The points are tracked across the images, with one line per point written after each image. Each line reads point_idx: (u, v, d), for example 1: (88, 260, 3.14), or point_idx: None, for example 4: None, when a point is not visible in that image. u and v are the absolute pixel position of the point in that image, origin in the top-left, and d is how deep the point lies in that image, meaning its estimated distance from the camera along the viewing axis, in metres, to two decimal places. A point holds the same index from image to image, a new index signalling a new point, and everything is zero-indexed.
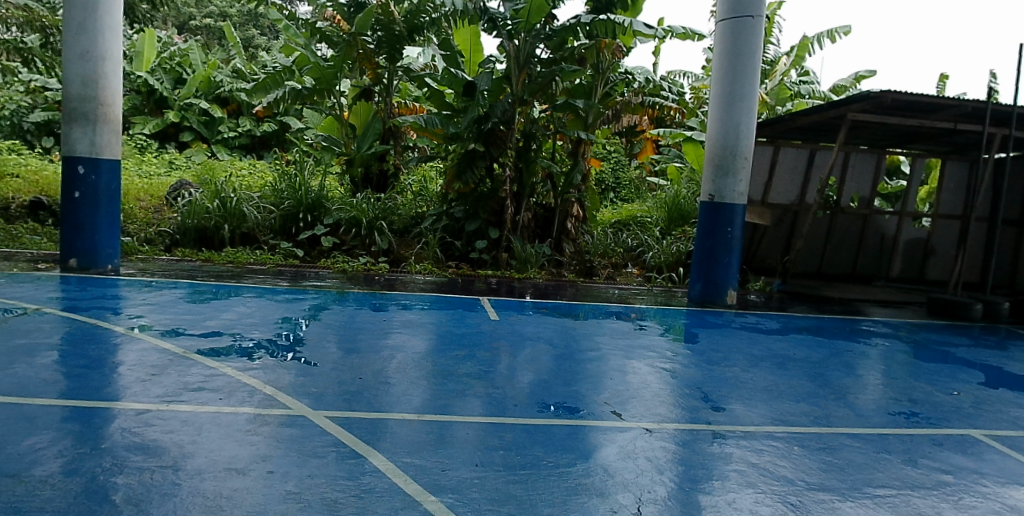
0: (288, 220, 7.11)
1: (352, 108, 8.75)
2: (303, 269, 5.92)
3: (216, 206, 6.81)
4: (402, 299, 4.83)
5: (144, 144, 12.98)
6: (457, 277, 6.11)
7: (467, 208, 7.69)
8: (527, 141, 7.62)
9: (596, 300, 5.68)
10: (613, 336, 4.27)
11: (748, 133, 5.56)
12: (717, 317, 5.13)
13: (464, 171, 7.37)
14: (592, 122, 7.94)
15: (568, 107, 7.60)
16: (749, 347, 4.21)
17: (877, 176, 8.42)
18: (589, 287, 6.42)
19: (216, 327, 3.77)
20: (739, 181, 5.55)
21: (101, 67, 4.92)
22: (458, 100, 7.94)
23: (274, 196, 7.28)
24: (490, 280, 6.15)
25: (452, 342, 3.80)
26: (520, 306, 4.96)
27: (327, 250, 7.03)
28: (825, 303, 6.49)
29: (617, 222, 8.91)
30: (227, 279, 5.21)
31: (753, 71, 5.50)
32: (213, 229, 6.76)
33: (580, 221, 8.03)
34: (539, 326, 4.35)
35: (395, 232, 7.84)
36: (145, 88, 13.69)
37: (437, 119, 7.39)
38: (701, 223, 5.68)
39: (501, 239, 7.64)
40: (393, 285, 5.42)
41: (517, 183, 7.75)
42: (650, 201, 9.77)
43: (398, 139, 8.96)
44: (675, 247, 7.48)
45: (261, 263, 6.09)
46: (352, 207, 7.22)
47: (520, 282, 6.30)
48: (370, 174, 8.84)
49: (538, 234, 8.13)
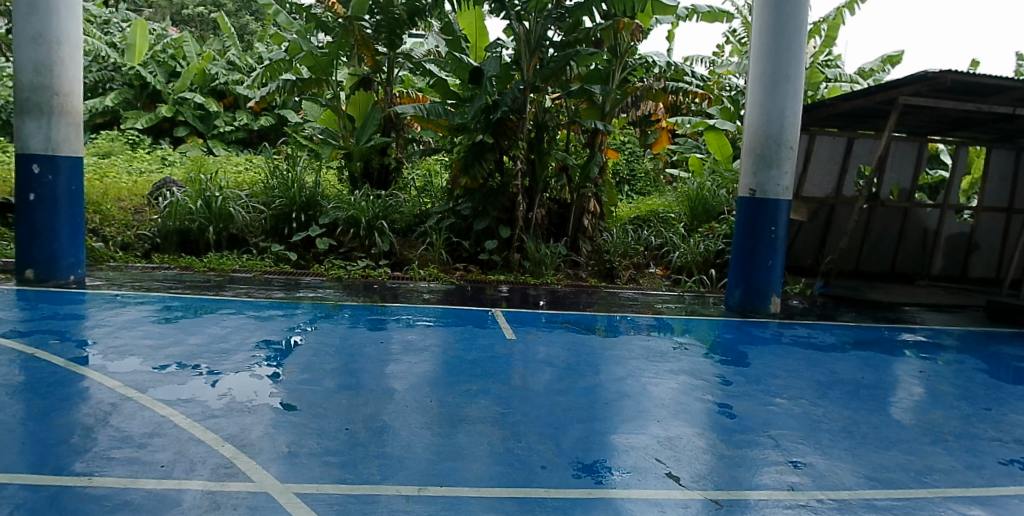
0: (280, 220, 6.52)
1: (349, 98, 8.02)
2: (293, 277, 5.32)
3: (200, 207, 6.15)
4: (402, 313, 4.21)
5: (136, 139, 12.38)
6: (466, 283, 5.51)
7: (475, 205, 7.05)
8: (540, 131, 7.05)
9: (621, 309, 5.05)
10: (650, 357, 3.64)
11: (794, 118, 4.90)
12: (763, 331, 4.48)
13: (471, 165, 6.73)
14: (610, 111, 7.35)
15: (584, 92, 6.95)
16: (810, 373, 3.57)
17: (919, 166, 7.74)
18: (613, 292, 5.80)
19: (181, 354, 3.17)
20: (784, 173, 4.89)
21: (57, 52, 4.33)
22: (465, 88, 7.30)
23: (264, 194, 6.68)
24: (502, 286, 5.55)
25: (461, 370, 3.17)
26: (540, 320, 4.33)
27: (322, 254, 6.43)
28: (874, 309, 5.83)
29: (637, 218, 8.29)
30: (206, 291, 4.61)
31: (798, 49, 4.84)
32: (197, 232, 6.14)
33: (597, 217, 7.48)
34: (563, 347, 3.72)
35: (398, 232, 7.22)
36: (138, 81, 13.10)
37: (440, 109, 6.74)
38: (739, 221, 5.04)
39: (512, 238, 7.01)
40: (395, 295, 4.80)
41: (529, 177, 7.12)
42: (672, 195, 9.11)
43: (399, 131, 8.36)
44: (703, 246, 6.83)
45: (247, 270, 5.49)
46: (351, 206, 6.62)
47: (536, 287, 5.69)
48: (371, 168, 8.19)
49: (552, 233, 7.52)
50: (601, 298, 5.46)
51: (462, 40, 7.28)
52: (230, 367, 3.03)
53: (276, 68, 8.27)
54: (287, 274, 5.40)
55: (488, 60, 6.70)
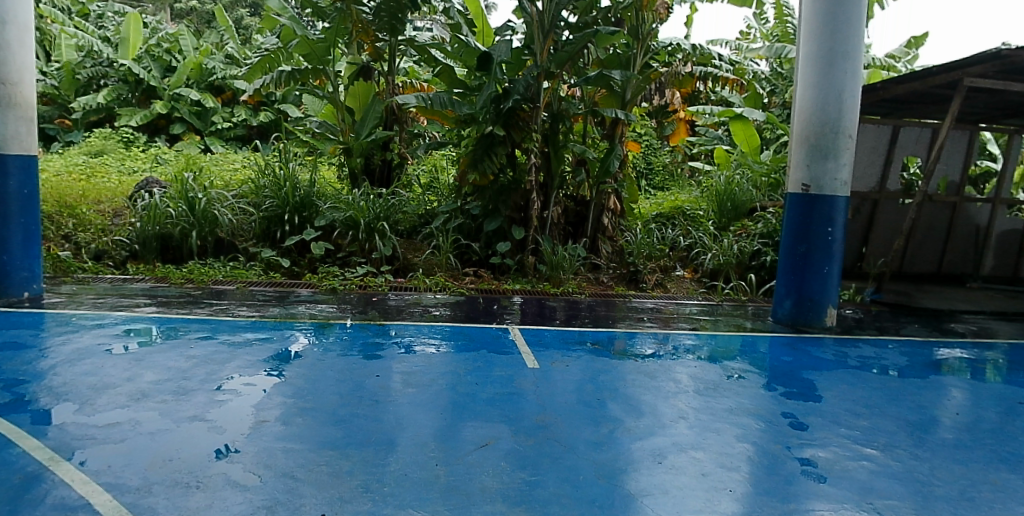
0: (272, 222, 5.93)
1: (349, 88, 7.45)
2: (282, 288, 4.73)
3: (181, 210, 5.56)
4: (404, 334, 3.60)
5: (131, 137, 11.78)
6: (477, 292, 4.92)
7: (485, 204, 6.43)
8: (555, 122, 6.44)
9: (655, 323, 4.42)
10: (702, 390, 3.00)
11: (854, 102, 4.27)
12: (825, 352, 3.84)
13: (479, 160, 6.09)
14: (631, 99, 6.73)
15: (603, 78, 6.31)
16: (897, 413, 2.94)
17: (970, 157, 7.06)
18: (642, 300, 5.19)
19: (129, 395, 2.57)
20: (842, 166, 4.29)
21: (3, 35, 3.77)
22: (473, 77, 6.71)
23: (254, 194, 6.10)
24: (517, 295, 4.97)
25: (472, 412, 2.56)
26: (564, 341, 3.71)
27: (318, 260, 5.85)
28: (936, 319, 5.17)
29: (660, 216, 7.68)
30: (181, 306, 4.02)
31: (858, 21, 4.20)
32: (179, 238, 5.55)
33: (617, 215, 6.92)
34: (596, 375, 3.10)
35: (402, 234, 6.64)
36: (132, 77, 12.54)
37: (446, 98, 6.13)
38: (790, 221, 4.44)
39: (526, 240, 6.41)
40: (397, 310, 4.19)
41: (542, 171, 6.51)
42: (697, 191, 8.47)
43: (402, 123, 7.78)
44: (736, 247, 6.21)
45: (231, 279, 4.91)
46: (348, 206, 6.04)
47: (556, 296, 5.10)
48: (372, 164, 7.60)
49: (570, 233, 6.93)
50: (630, 309, 4.84)
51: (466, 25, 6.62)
52: (187, 414, 2.43)
53: (270, 59, 7.71)
54: (278, 284, 4.85)
55: (497, 45, 6.07)
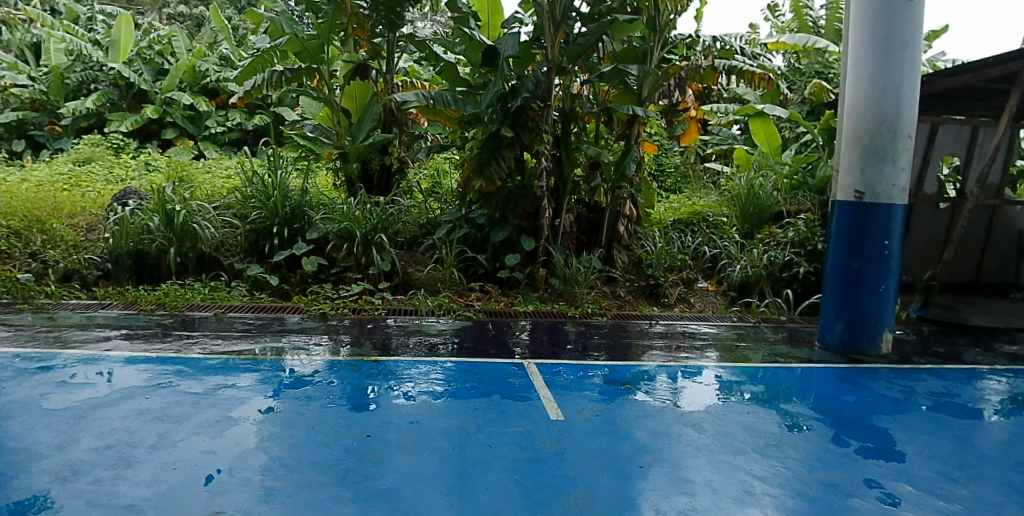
0: (260, 235, 5.43)
1: (345, 89, 6.93)
2: (267, 311, 4.24)
3: (159, 223, 5.05)
4: (405, 373, 3.10)
5: (121, 143, 11.23)
6: (485, 313, 4.43)
7: (492, 213, 5.91)
8: (567, 123, 5.93)
9: (686, 350, 3.90)
10: (763, 450, 2.50)
11: (913, 96, 3.76)
12: (889, 390, 3.33)
13: (485, 163, 5.56)
14: (648, 96, 6.23)
15: (618, 74, 5.81)
16: (999, 475, 2.43)
17: (1012, 157, 6.52)
18: (667, 320, 4.67)
19: (57, 473, 2.08)
20: (900, 169, 3.79)
21: None
22: (477, 74, 6.21)
23: (241, 203, 5.57)
24: (528, 316, 4.47)
25: (488, 490, 2.05)
26: (589, 379, 3.20)
27: (310, 276, 5.37)
28: (994, 338, 4.66)
29: (678, 222, 7.17)
30: (149, 340, 3.52)
31: (918, 2, 3.68)
32: (156, 255, 5.04)
33: (633, 222, 6.44)
34: (634, 429, 2.60)
35: (402, 246, 6.13)
36: (122, 81, 12.05)
37: (451, 96, 5.63)
38: (840, 233, 3.95)
39: (537, 251, 5.92)
40: (395, 340, 3.68)
41: (553, 176, 6.01)
42: (717, 194, 7.94)
43: (402, 125, 7.29)
44: (766, 257, 5.76)
45: (209, 302, 4.41)
46: (343, 216, 5.55)
47: (575, 317, 4.60)
48: (369, 170, 7.09)
49: (582, 242, 6.44)
50: (656, 333, 4.32)
51: (472, 17, 6.16)
52: (125, 502, 1.93)
53: (263, 61, 7.21)
54: (262, 307, 4.36)
55: (503, 38, 5.56)
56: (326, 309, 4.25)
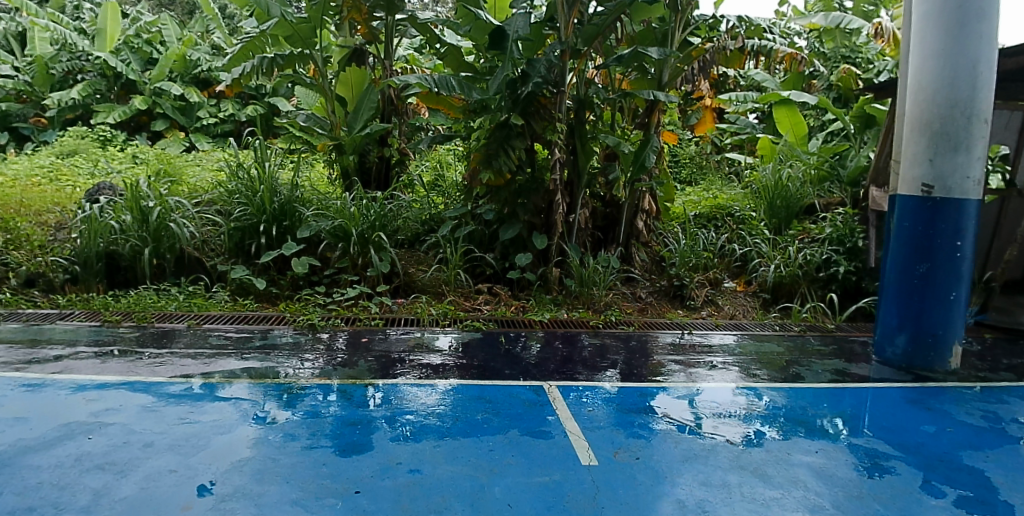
0: (246, 235, 4.95)
1: (340, 76, 6.42)
2: (248, 322, 3.74)
3: (132, 222, 4.56)
4: (402, 402, 2.60)
5: (108, 135, 10.70)
6: (496, 322, 3.93)
7: (500, 208, 5.42)
8: (581, 110, 5.41)
9: (727, 365, 3.41)
10: (845, 506, 1.99)
11: (990, 75, 3.24)
12: (971, 416, 2.83)
13: (493, 155, 5.04)
14: (669, 81, 5.72)
15: (637, 56, 5.31)
16: None
17: None
18: (698, 326, 4.19)
19: None
20: (975, 160, 3.27)
21: None
22: (484, 58, 5.68)
23: (225, 199, 5.09)
24: (544, 324, 3.98)
25: None
26: (621, 407, 2.70)
27: (301, 278, 4.88)
28: None
29: (699, 216, 6.67)
30: (106, 359, 3.02)
31: None
32: (130, 257, 4.55)
33: (652, 217, 5.97)
34: (682, 479, 2.09)
35: (402, 244, 5.63)
36: (110, 71, 11.53)
37: (456, 81, 5.12)
38: (901, 232, 3.44)
39: (549, 249, 5.42)
40: (394, 357, 3.18)
41: (566, 168, 5.50)
42: (739, 187, 7.43)
43: (401, 114, 6.79)
44: (803, 256, 5.31)
45: (183, 311, 3.90)
46: (337, 213, 5.07)
47: (598, 324, 4.10)
48: (367, 163, 6.57)
49: (599, 239, 5.95)
50: (690, 342, 3.82)
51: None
52: None
53: (252, 47, 6.74)
54: (243, 316, 3.86)
55: (513, 18, 5.03)
56: (315, 319, 3.75)
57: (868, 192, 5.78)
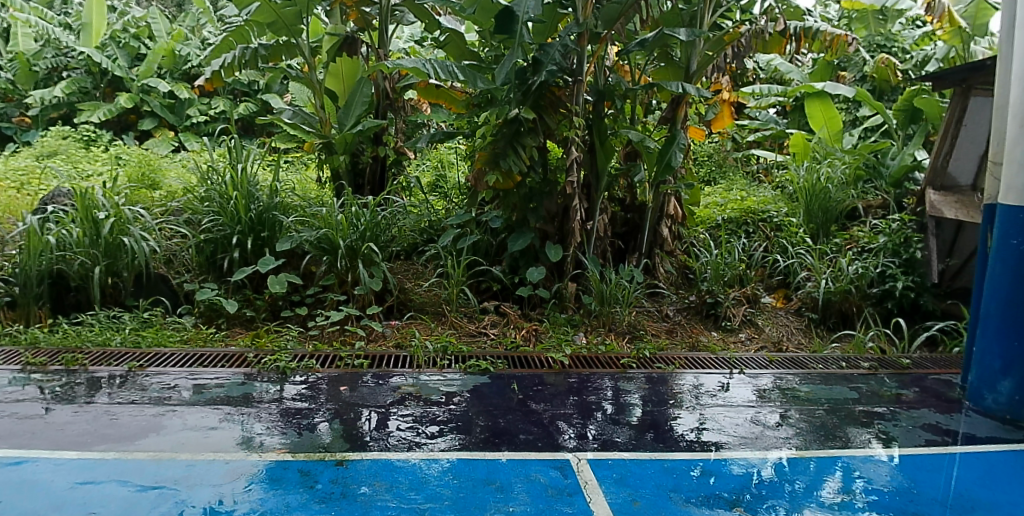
0: (218, 248, 4.33)
1: (329, 66, 5.73)
2: (205, 362, 3.10)
3: (81, 236, 3.92)
4: (386, 493, 1.97)
5: (93, 135, 10.05)
6: (506, 360, 3.26)
7: (508, 215, 4.78)
8: (600, 102, 4.75)
9: (792, 418, 2.78)
10: None
11: None
12: None
13: (501, 154, 4.39)
14: (698, 70, 5.07)
15: (663, 40, 4.68)
16: None
17: None
18: (751, 362, 3.49)
19: None
20: None
21: None
22: (491, 43, 4.99)
23: (193, 207, 4.44)
24: (565, 363, 3.27)
25: None
26: (675, 496, 2.07)
27: (280, 298, 4.26)
28: None
29: (728, 221, 6.02)
30: (16, 420, 2.39)
31: None
32: (80, 277, 3.93)
33: (677, 223, 5.34)
34: None
35: (398, 256, 4.99)
36: (95, 67, 10.86)
37: (459, 68, 4.45)
38: (1006, 252, 2.77)
39: (564, 261, 4.77)
40: (380, 414, 2.55)
41: (582, 169, 4.84)
42: (769, 189, 6.78)
43: (397, 110, 6.13)
44: (853, 270, 4.68)
45: (129, 349, 3.27)
46: (323, 221, 4.44)
47: (629, 360, 3.43)
48: (360, 164, 5.93)
49: (619, 249, 5.32)
50: (741, 387, 3.13)
51: None
52: None
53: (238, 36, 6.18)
54: (200, 353, 3.22)
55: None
56: (284, 360, 3.06)
57: (924, 196, 5.10)
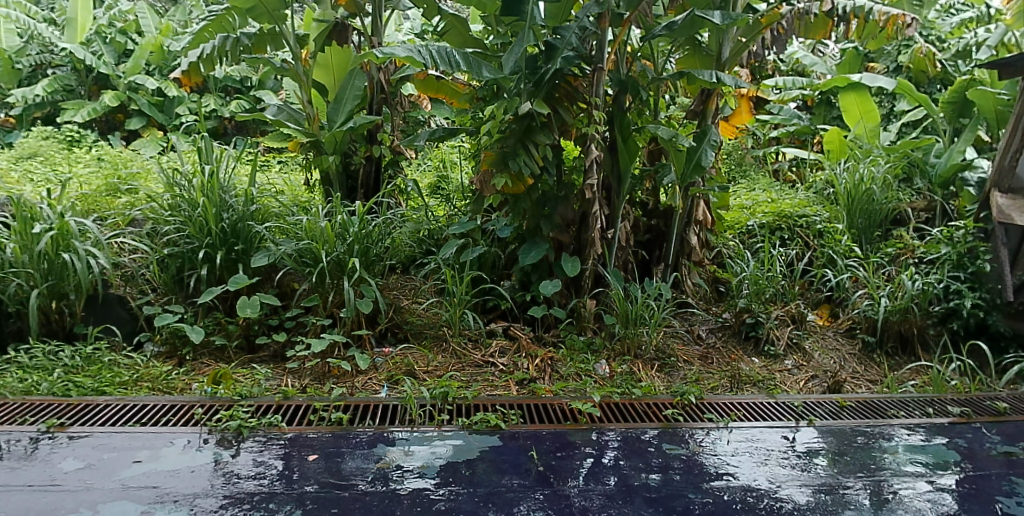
0: (183, 264, 3.78)
1: (317, 57, 5.15)
2: (146, 417, 2.56)
3: (17, 255, 3.37)
4: None
5: (77, 135, 9.42)
6: (519, 410, 2.67)
7: (517, 224, 4.19)
8: (622, 93, 4.14)
9: (881, 495, 2.22)
10: None
11: None
12: None
13: (510, 154, 3.79)
14: (731, 57, 4.45)
15: (694, 23, 4.08)
16: None
17: None
18: (819, 409, 2.88)
19: None
20: None
21: None
22: (499, 26, 4.38)
23: (155, 216, 3.88)
24: (592, 414, 2.67)
25: None
26: None
27: (255, 323, 3.71)
28: None
29: (761, 226, 5.42)
30: None
31: None
32: (17, 303, 3.39)
33: (707, 229, 4.74)
34: None
35: (393, 270, 4.42)
36: (80, 63, 10.20)
37: (461, 55, 3.84)
38: None
39: (582, 276, 4.19)
40: (363, 508, 2.01)
41: (602, 170, 4.24)
42: (804, 190, 6.17)
43: (394, 105, 5.55)
44: (915, 286, 4.09)
45: (60, 400, 2.74)
46: (305, 232, 3.85)
47: (669, 407, 2.82)
48: (352, 166, 5.35)
49: (642, 260, 4.73)
50: (811, 447, 2.54)
51: None
52: None
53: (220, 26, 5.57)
54: (140, 405, 2.66)
55: None
56: (241, 416, 2.51)
57: (989, 199, 4.49)
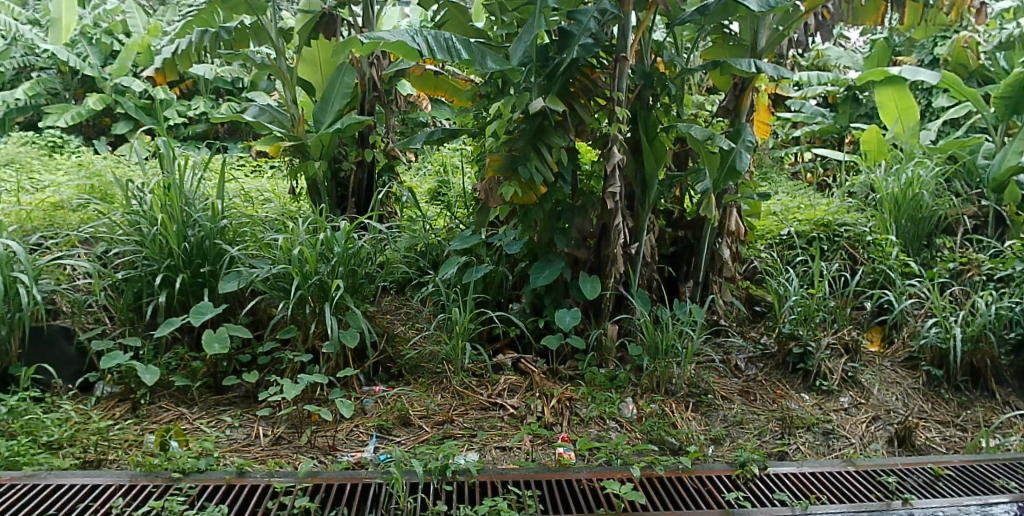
0: (140, 288, 3.25)
1: (302, 51, 4.61)
2: (54, 504, 2.17)
3: None
4: None
5: (60, 141, 8.87)
6: (538, 493, 2.28)
7: (529, 239, 3.65)
8: (647, 87, 3.59)
9: None
10: None
11: None
12: None
13: (519, 158, 3.25)
14: (767, 44, 3.90)
15: (728, 8, 3.51)
16: None
17: None
18: (911, 481, 2.49)
19: None
20: None
21: None
22: (505, 11, 3.81)
23: (105, 235, 3.34)
24: (634, 501, 2.23)
25: None
26: None
27: (223, 358, 3.18)
28: None
29: (798, 237, 4.85)
30: None
31: None
32: None
33: (740, 241, 4.18)
34: None
35: (386, 291, 3.89)
36: (64, 66, 9.65)
37: (463, 43, 3.29)
38: None
39: (602, 299, 3.65)
40: None
41: (625, 177, 3.69)
42: (841, 195, 5.60)
43: (387, 104, 5.01)
44: (986, 308, 3.53)
45: None
46: (281, 251, 3.31)
47: (731, 485, 2.42)
48: (342, 172, 4.80)
49: (668, 277, 4.18)
50: None
51: None
52: None
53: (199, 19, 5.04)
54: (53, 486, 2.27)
55: None
56: (173, 504, 2.12)
57: None
